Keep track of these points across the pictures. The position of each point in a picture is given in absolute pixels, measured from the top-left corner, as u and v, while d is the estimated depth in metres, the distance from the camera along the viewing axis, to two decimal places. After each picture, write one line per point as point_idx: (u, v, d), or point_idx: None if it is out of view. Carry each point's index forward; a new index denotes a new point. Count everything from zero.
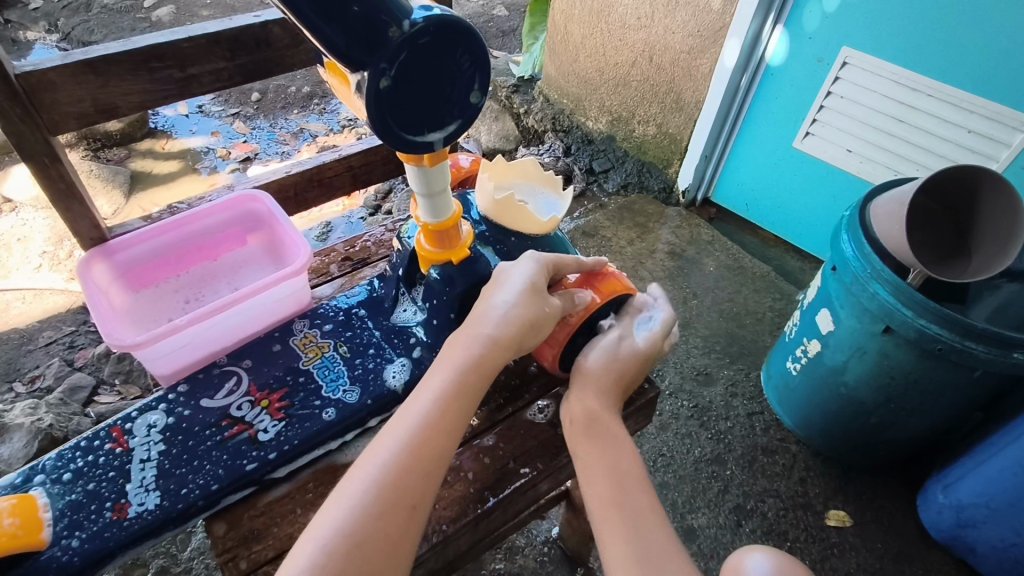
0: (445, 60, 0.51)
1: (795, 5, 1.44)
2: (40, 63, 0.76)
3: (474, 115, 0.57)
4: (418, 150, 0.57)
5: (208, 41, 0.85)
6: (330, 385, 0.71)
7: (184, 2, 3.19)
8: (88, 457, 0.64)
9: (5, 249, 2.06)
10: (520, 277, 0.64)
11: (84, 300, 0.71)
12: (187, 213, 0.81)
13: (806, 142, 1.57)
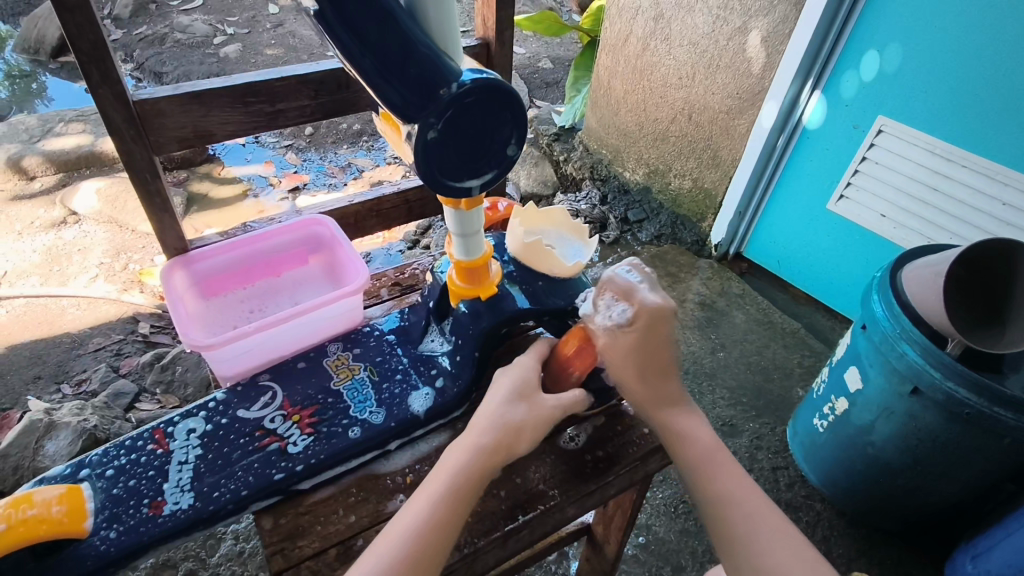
0: (486, 117, 0.58)
1: (834, 75, 1.50)
2: (154, 93, 0.85)
3: (505, 168, 0.62)
4: (457, 195, 0.63)
5: (298, 82, 0.93)
6: (357, 405, 0.75)
7: (250, 41, 3.42)
8: (130, 456, 0.70)
9: (65, 259, 2.19)
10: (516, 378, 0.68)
11: (166, 304, 0.78)
12: (259, 232, 0.88)
13: (839, 204, 1.61)
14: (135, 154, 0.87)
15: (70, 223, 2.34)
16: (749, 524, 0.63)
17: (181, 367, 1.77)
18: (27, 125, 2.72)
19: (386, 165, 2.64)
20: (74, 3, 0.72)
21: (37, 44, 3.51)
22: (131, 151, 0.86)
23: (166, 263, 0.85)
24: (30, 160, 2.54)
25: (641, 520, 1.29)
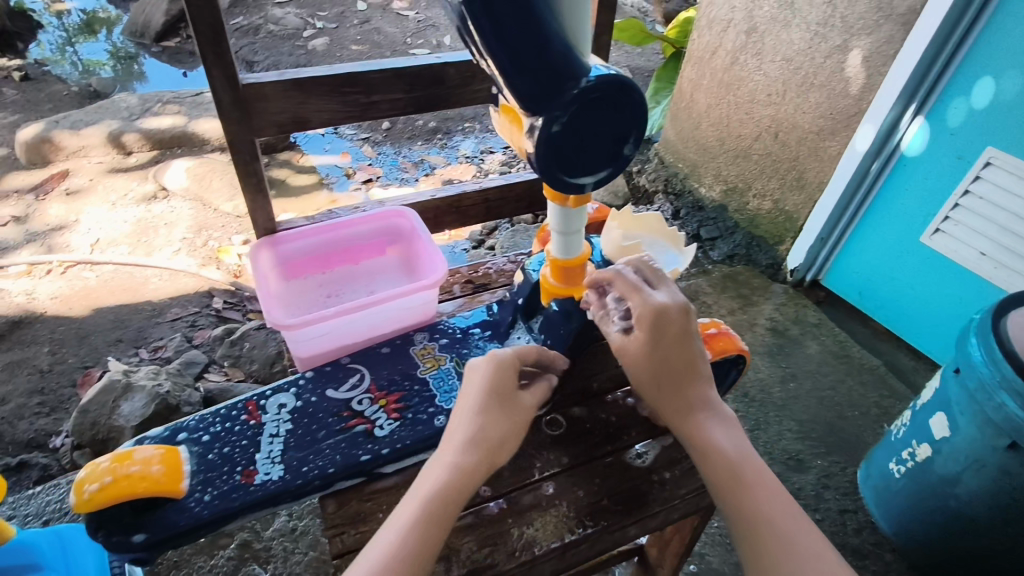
0: (609, 115, 0.57)
1: (941, 101, 1.41)
2: (261, 78, 0.88)
3: (623, 166, 0.61)
4: (569, 191, 0.61)
5: (394, 74, 0.95)
6: (443, 395, 0.75)
7: (337, 36, 3.54)
8: (226, 424, 0.72)
9: (153, 231, 2.31)
10: (481, 388, 0.65)
11: (253, 283, 0.80)
12: (343, 220, 0.90)
13: (934, 238, 1.51)
14: (237, 135, 0.90)
15: (160, 198, 2.47)
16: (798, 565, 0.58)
17: (249, 344, 1.83)
18: (130, 102, 2.89)
19: (457, 164, 2.66)
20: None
21: (143, 29, 3.73)
22: (233, 132, 0.89)
23: (254, 242, 0.87)
24: (129, 136, 2.69)
25: (695, 548, 1.24)
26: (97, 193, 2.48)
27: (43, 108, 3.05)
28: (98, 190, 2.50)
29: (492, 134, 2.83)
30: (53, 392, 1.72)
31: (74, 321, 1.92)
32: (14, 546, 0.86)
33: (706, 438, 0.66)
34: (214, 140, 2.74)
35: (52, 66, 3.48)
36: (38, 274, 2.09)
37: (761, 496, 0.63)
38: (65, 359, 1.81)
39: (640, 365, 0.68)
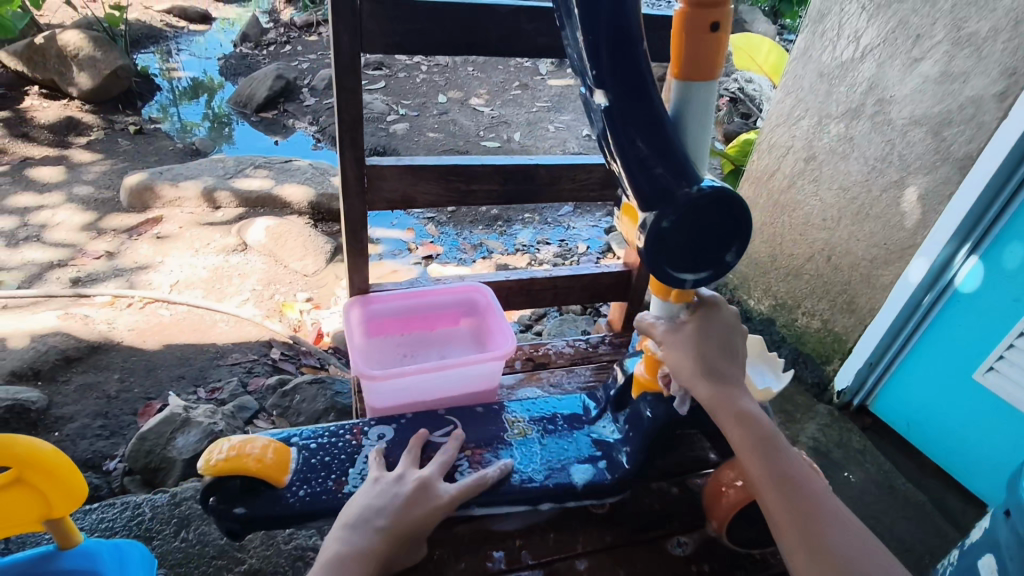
0: (716, 221, 0.66)
1: (995, 243, 1.45)
2: (380, 162, 0.99)
3: (721, 272, 0.69)
4: (671, 285, 0.69)
5: (492, 169, 1.05)
6: (523, 460, 0.90)
7: (417, 123, 3.85)
8: (332, 438, 0.94)
9: (226, 279, 2.48)
10: (387, 504, 0.76)
11: (344, 334, 0.92)
12: (428, 289, 1.02)
13: (987, 376, 1.49)
14: (353, 207, 0.99)
15: (238, 250, 2.66)
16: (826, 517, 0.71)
17: (299, 396, 1.89)
18: (226, 163, 3.17)
19: (513, 251, 2.79)
20: (352, 86, 0.91)
21: (247, 100, 4.15)
22: (351, 205, 0.99)
23: (350, 299, 1.00)
24: (221, 193, 2.94)
25: None
26: (184, 240, 2.69)
27: (149, 160, 3.37)
28: (185, 237, 2.72)
29: (549, 227, 2.98)
30: (114, 417, 1.82)
31: (144, 354, 2.05)
32: (79, 551, 0.94)
33: (745, 415, 0.77)
34: (295, 204, 2.96)
35: (161, 124, 3.87)
36: (119, 306, 2.26)
37: (791, 468, 0.74)
38: (131, 388, 1.92)
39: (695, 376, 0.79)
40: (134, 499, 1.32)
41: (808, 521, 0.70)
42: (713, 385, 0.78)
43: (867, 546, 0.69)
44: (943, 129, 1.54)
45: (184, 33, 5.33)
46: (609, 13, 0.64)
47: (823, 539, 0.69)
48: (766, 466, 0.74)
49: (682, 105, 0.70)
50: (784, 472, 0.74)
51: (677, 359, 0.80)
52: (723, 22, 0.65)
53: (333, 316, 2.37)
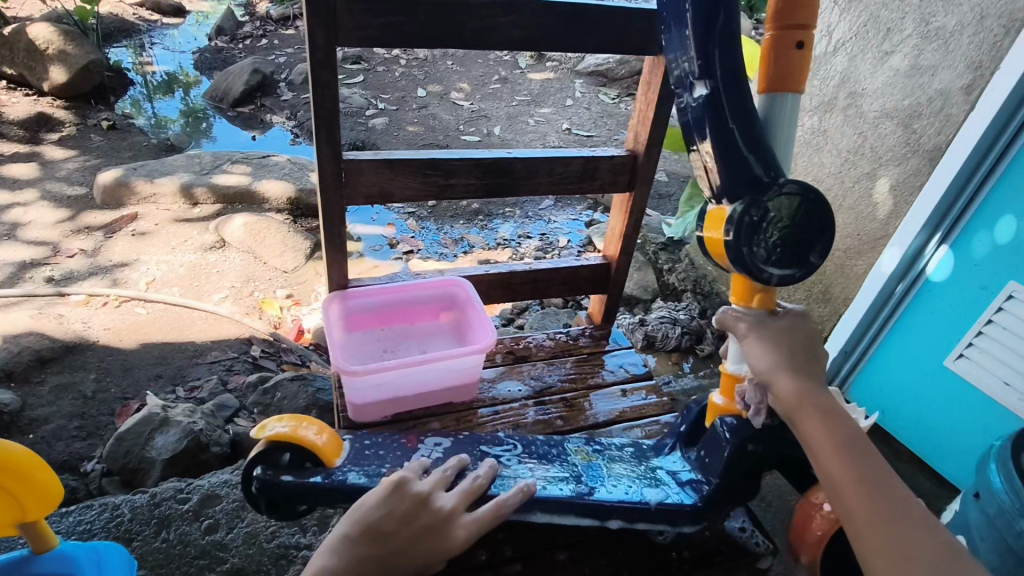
0: (802, 216, 0.63)
1: (964, 232, 1.48)
2: (359, 156, 0.93)
3: (805, 275, 0.66)
4: (757, 281, 0.66)
5: (471, 163, 0.98)
6: (590, 479, 0.84)
7: (397, 117, 3.83)
8: (388, 441, 0.92)
9: (205, 276, 2.46)
10: (387, 510, 0.72)
11: (324, 331, 0.92)
12: (408, 284, 1.03)
13: (957, 362, 1.52)
14: (331, 204, 0.94)
15: (216, 247, 2.63)
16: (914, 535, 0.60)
17: (280, 393, 1.88)
18: (203, 158, 3.12)
19: (495, 245, 2.79)
20: (326, 80, 0.86)
21: (223, 95, 4.09)
22: (328, 200, 0.93)
23: (327, 295, 1.00)
24: (198, 189, 2.90)
25: None
26: (160, 237, 2.66)
27: (123, 156, 3.32)
28: (162, 234, 2.68)
29: (530, 221, 2.99)
30: (91, 417, 1.80)
31: (121, 353, 2.02)
32: (56, 554, 0.94)
33: (831, 412, 0.66)
34: (273, 200, 2.93)
35: (134, 119, 3.81)
36: (95, 305, 2.22)
37: (883, 479, 0.63)
38: (108, 388, 1.90)
39: (776, 368, 0.68)
40: (112, 500, 1.31)
41: (904, 548, 0.59)
42: (796, 379, 0.67)
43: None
44: (913, 121, 1.59)
45: (158, 26, 5.24)
46: (709, 14, 0.66)
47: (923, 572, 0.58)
48: (859, 477, 0.63)
49: (767, 111, 0.69)
50: (877, 485, 0.63)
51: (753, 353, 0.69)
52: (809, 40, 0.66)
53: (313, 313, 2.36)
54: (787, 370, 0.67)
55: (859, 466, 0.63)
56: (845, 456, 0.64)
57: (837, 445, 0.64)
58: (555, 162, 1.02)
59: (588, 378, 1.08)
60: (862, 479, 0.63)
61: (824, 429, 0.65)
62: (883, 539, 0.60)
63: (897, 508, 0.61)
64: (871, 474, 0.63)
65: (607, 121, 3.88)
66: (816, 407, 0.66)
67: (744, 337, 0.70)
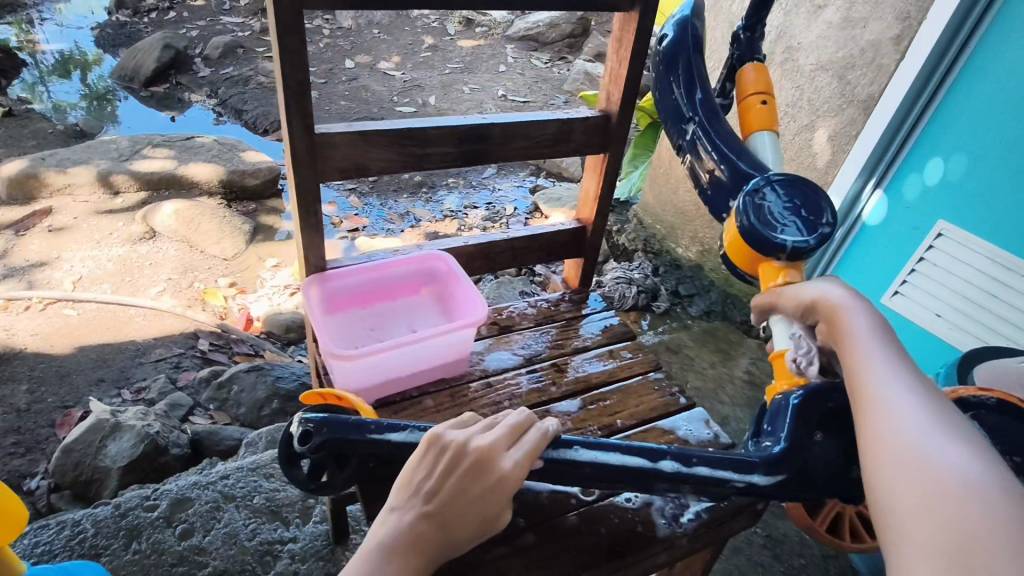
0: (798, 195, 0.72)
1: (898, 176, 1.58)
2: (331, 128, 0.88)
3: (822, 239, 0.70)
4: (774, 252, 0.71)
5: (447, 131, 0.95)
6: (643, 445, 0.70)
7: (326, 91, 3.67)
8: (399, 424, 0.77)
9: (137, 270, 2.30)
10: (437, 470, 0.63)
11: (310, 316, 0.90)
12: (389, 261, 1.02)
13: (894, 299, 1.59)
14: (304, 181, 0.88)
15: (146, 238, 2.46)
16: (943, 416, 0.51)
17: (236, 386, 1.80)
18: (119, 144, 2.90)
19: (442, 218, 2.74)
20: (294, 47, 0.79)
21: (132, 74, 3.80)
22: (302, 177, 0.88)
23: (305, 279, 0.97)
24: (117, 177, 2.69)
25: None
26: (81, 231, 2.46)
27: (26, 145, 3.03)
28: (82, 228, 2.48)
29: (475, 191, 2.95)
30: (29, 431, 1.67)
31: (54, 359, 1.88)
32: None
33: (858, 314, 0.63)
34: (202, 184, 2.77)
35: (32, 104, 3.47)
36: (15, 309, 2.05)
37: (911, 369, 0.56)
38: (44, 398, 1.76)
39: (810, 295, 0.68)
40: (70, 517, 1.22)
41: (923, 419, 0.51)
42: (829, 296, 0.66)
43: (989, 487, 0.43)
44: (848, 73, 1.65)
45: (47, 2, 4.78)
46: (690, 69, 0.86)
47: (933, 452, 0.48)
48: (878, 370, 0.57)
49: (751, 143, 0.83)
50: (901, 370, 0.56)
51: (794, 297, 0.70)
52: (770, 100, 0.83)
53: (261, 301, 2.26)
54: (819, 290, 0.67)
55: (885, 355, 0.58)
56: (867, 344, 0.59)
57: (862, 337, 0.60)
58: (532, 126, 1.01)
59: (571, 342, 1.09)
60: (879, 363, 0.57)
61: (850, 326, 0.62)
62: (889, 423, 0.52)
63: (923, 392, 0.54)
64: (896, 362, 0.57)
65: (543, 86, 3.85)
66: (845, 313, 0.64)
67: (782, 291, 0.71)
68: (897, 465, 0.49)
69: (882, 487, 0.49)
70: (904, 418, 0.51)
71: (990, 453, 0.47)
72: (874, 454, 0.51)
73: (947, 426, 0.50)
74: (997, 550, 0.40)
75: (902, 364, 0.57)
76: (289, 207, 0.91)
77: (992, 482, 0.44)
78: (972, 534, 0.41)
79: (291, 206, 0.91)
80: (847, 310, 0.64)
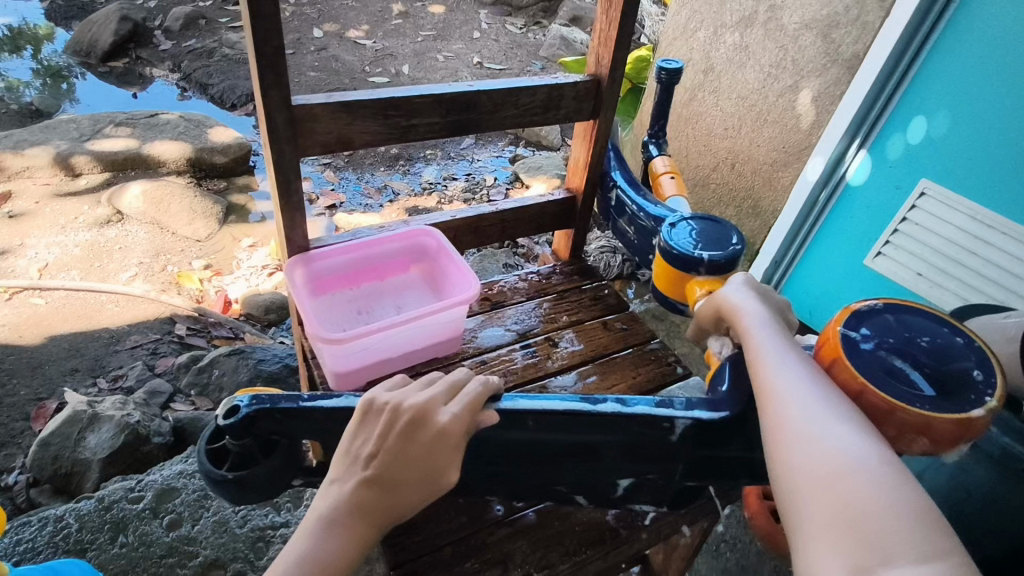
0: (707, 225, 0.90)
1: (882, 135, 1.56)
2: (310, 99, 0.83)
3: (734, 252, 0.83)
4: (693, 262, 0.84)
5: (433, 100, 0.90)
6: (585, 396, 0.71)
7: (294, 62, 3.53)
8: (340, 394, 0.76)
9: (106, 255, 2.22)
10: (375, 434, 0.62)
11: (295, 298, 0.86)
12: (375, 238, 0.98)
13: (876, 261, 1.61)
14: (283, 157, 0.83)
15: (113, 221, 2.37)
16: (825, 391, 0.54)
17: (217, 371, 1.76)
18: (79, 123, 2.77)
19: (421, 191, 2.68)
20: (269, 12, 0.72)
21: (88, 48, 3.62)
22: (281, 153, 0.83)
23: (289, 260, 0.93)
24: (78, 157, 2.58)
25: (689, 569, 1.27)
26: (43, 216, 2.36)
27: None
28: (45, 213, 2.37)
29: (453, 162, 2.89)
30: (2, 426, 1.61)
31: (24, 350, 1.81)
32: None
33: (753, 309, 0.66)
34: (170, 163, 2.66)
35: None
36: None
37: (798, 353, 0.59)
38: (16, 391, 1.70)
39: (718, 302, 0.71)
40: (52, 513, 1.19)
41: (803, 397, 0.53)
42: (731, 298, 0.70)
43: (869, 461, 0.46)
44: (831, 31, 1.60)
45: None
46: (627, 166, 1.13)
47: (813, 431, 0.50)
48: (766, 357, 0.59)
49: None
50: (786, 353, 0.59)
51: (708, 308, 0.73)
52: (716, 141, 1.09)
53: (238, 282, 2.20)
54: (722, 296, 0.71)
55: (775, 342, 0.61)
56: (759, 335, 0.62)
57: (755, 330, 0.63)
58: (520, 93, 0.97)
59: (563, 316, 1.07)
60: (770, 349, 0.60)
61: (746, 323, 0.65)
62: (775, 406, 0.54)
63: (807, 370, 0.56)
64: (786, 347, 0.60)
65: (518, 52, 3.76)
66: (742, 309, 0.67)
67: (703, 306, 0.75)
68: (786, 446, 0.51)
69: (776, 469, 0.51)
70: (788, 397, 0.54)
71: (864, 424, 0.50)
72: (768, 439, 0.53)
73: (827, 401, 0.52)
74: (883, 521, 0.43)
75: (790, 348, 0.60)
76: (268, 185, 0.86)
77: (869, 452, 0.47)
78: (859, 510, 0.44)
79: (269, 184, 0.86)
80: (744, 307, 0.67)
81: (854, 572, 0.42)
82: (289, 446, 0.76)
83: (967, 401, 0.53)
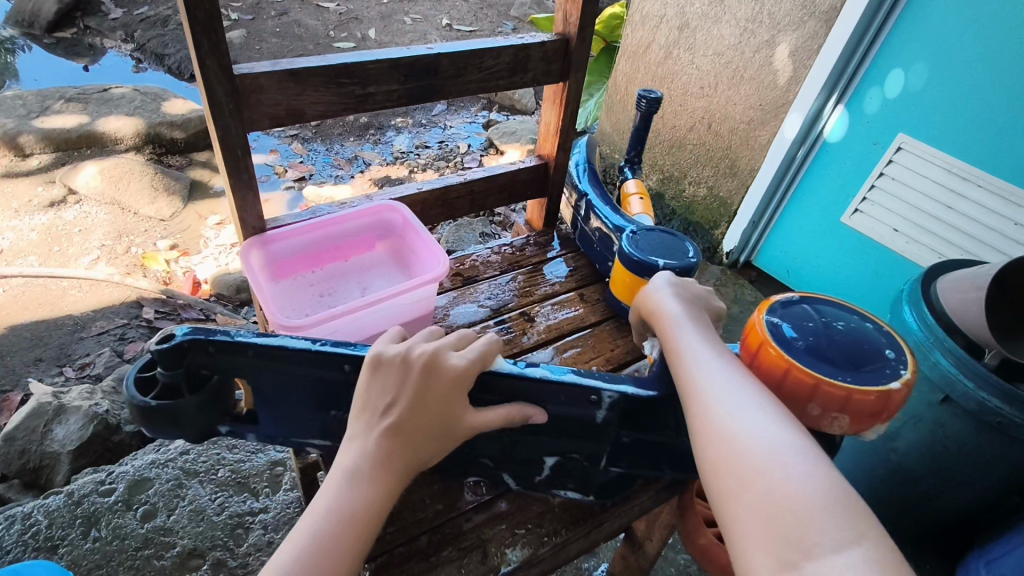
0: (667, 237, 0.93)
1: (859, 89, 1.52)
2: (254, 68, 0.77)
3: (689, 264, 0.87)
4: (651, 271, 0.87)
5: (389, 65, 0.85)
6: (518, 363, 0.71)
7: (254, 27, 3.37)
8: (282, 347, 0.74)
9: (64, 238, 2.13)
10: (393, 384, 0.61)
11: (251, 284, 0.82)
12: (337, 216, 0.94)
13: (853, 218, 1.60)
14: (228, 131, 0.78)
15: (70, 202, 2.27)
16: (744, 390, 0.57)
17: None
18: (26, 99, 2.62)
19: (392, 160, 2.60)
20: None
21: (32, 18, 3.43)
22: (226, 128, 0.77)
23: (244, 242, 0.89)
24: (27, 136, 2.45)
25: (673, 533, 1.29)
26: None
27: None
28: None
29: (425, 129, 2.81)
30: None
31: None
32: None
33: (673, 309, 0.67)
34: (126, 139, 2.55)
35: None
36: None
37: (717, 352, 0.62)
38: None
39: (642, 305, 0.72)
40: (19, 510, 1.14)
41: (724, 399, 0.56)
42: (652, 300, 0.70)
43: (790, 456, 0.50)
44: None
45: None
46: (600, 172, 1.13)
47: (735, 432, 0.53)
48: (687, 360, 0.62)
49: None
50: (705, 353, 0.62)
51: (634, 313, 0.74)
52: None
53: (206, 262, 2.12)
54: (643, 298, 0.71)
55: (694, 343, 0.63)
56: (679, 337, 0.64)
57: (676, 330, 0.65)
58: (483, 55, 0.91)
59: (536, 289, 1.04)
60: (691, 350, 0.62)
61: (667, 325, 0.66)
62: (700, 411, 0.57)
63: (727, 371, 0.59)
64: (706, 347, 0.62)
65: (488, 12, 3.63)
66: (662, 311, 0.68)
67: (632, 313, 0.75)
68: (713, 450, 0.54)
69: (707, 472, 0.54)
70: (711, 400, 0.57)
71: (782, 419, 0.54)
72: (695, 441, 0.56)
73: (745, 400, 0.56)
74: (804, 516, 0.46)
75: (709, 347, 0.62)
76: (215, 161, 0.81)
77: (786, 448, 0.51)
78: (786, 508, 0.47)
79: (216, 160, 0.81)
80: (663, 308, 0.68)
81: (783, 567, 0.45)
82: (219, 388, 0.74)
83: (884, 375, 0.60)
